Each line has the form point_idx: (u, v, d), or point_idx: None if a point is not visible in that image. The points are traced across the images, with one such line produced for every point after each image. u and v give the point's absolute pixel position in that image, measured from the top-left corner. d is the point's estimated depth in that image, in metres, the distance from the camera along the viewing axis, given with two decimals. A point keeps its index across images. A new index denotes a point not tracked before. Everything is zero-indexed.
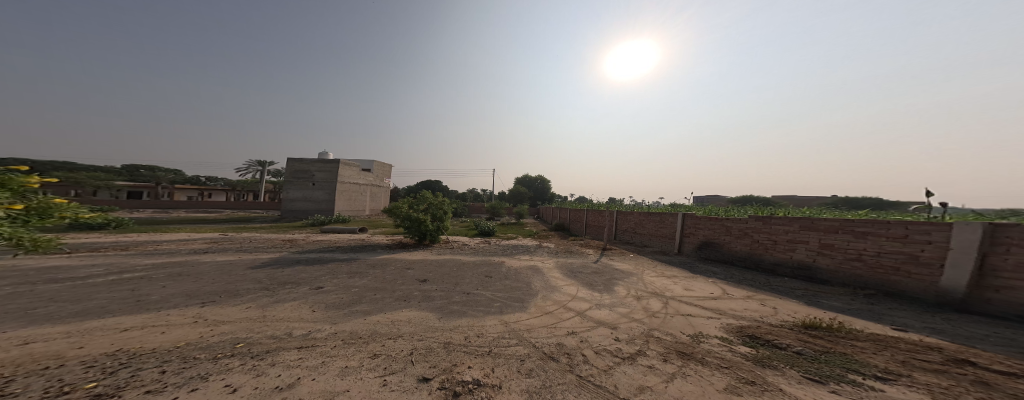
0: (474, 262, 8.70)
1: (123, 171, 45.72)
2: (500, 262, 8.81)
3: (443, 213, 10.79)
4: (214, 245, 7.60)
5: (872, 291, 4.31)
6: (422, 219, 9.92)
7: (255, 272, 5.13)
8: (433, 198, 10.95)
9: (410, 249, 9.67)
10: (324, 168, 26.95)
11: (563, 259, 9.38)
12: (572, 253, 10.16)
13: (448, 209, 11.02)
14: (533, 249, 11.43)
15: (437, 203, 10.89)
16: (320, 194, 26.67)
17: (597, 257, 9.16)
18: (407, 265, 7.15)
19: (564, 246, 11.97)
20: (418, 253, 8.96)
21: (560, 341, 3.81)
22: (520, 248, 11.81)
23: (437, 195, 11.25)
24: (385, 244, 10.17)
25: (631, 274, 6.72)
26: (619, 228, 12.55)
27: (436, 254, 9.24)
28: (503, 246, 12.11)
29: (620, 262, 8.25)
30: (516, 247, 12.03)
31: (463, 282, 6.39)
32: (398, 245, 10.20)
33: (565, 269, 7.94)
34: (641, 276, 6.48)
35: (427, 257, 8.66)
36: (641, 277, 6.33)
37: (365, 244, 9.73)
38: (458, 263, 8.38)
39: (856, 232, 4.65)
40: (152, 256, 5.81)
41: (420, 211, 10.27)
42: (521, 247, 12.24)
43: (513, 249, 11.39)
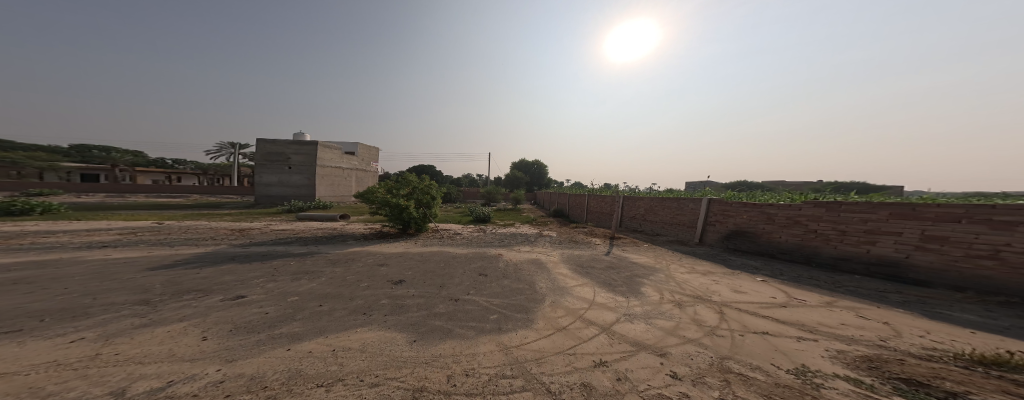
0: (465, 255, 7.39)
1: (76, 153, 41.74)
2: (495, 255, 7.51)
3: (429, 199, 9.27)
4: (128, 237, 5.96)
5: (1013, 298, 3.17)
6: (404, 206, 8.33)
7: (149, 275, 3.63)
8: (416, 181, 9.37)
9: (390, 240, 8.24)
10: (301, 151, 24.77)
11: (568, 250, 8.16)
12: (577, 244, 8.94)
13: (434, 194, 9.54)
14: (531, 239, 10.16)
15: (421, 187, 9.36)
16: (298, 179, 24.59)
17: (606, 248, 7.99)
18: (381, 261, 5.76)
19: (566, 235, 10.75)
20: (398, 246, 7.55)
21: (587, 381, 2.56)
22: (517, 237, 10.51)
23: (421, 178, 9.67)
24: (360, 233, 8.70)
25: (656, 270, 5.52)
26: (626, 215, 11.45)
27: (420, 246, 7.85)
28: (497, 234, 10.80)
29: (635, 254, 7.08)
30: (512, 236, 10.74)
31: (451, 284, 5.06)
32: (376, 234, 8.74)
33: (573, 264, 6.75)
34: (669, 272, 5.31)
35: (408, 249, 7.25)
36: (671, 274, 5.14)
37: (334, 234, 8.23)
38: (445, 256, 7.02)
39: (993, 222, 3.50)
40: (9, 255, 4.19)
41: (402, 196, 8.79)
42: (518, 235, 10.94)
43: (509, 239, 10.12)
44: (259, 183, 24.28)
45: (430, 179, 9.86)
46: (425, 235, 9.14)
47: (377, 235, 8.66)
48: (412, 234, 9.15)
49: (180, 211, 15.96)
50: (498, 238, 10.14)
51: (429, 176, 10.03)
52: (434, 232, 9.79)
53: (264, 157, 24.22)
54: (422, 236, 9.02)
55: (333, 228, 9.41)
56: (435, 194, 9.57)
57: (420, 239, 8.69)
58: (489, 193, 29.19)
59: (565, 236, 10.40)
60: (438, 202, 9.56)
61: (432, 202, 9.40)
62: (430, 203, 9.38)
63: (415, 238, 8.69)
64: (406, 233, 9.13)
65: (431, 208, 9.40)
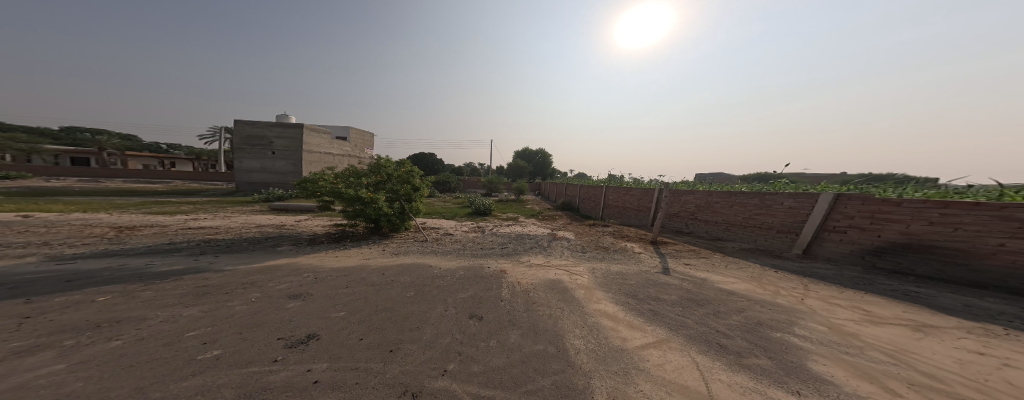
0: (454, 275, 4.96)
1: (61, 136, 40.14)
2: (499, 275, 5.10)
3: (406, 191, 6.73)
4: None
5: None
6: (369, 199, 5.72)
7: None
8: (387, 168, 6.81)
9: (349, 244, 5.79)
10: (285, 135, 22.47)
11: (602, 266, 5.66)
12: (611, 253, 6.44)
13: (414, 183, 7.02)
14: (546, 245, 7.71)
15: (396, 174, 6.84)
16: (282, 165, 22.43)
17: (661, 264, 5.47)
18: (301, 289, 3.36)
19: (590, 238, 8.26)
20: (355, 254, 5.12)
21: None
22: (526, 241, 8.05)
23: (395, 163, 7.10)
24: (313, 232, 6.32)
25: (798, 319, 2.97)
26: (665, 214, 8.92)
27: (390, 256, 5.41)
28: (500, 237, 8.35)
29: (716, 275, 4.56)
30: (520, 239, 8.28)
31: (408, 356, 2.64)
32: (334, 233, 6.33)
33: (619, 293, 4.29)
34: (839, 327, 2.73)
35: (367, 262, 4.80)
36: (854, 333, 2.57)
37: (271, 233, 5.83)
38: (421, 279, 4.59)
39: None
40: None
41: (368, 184, 6.34)
42: (527, 238, 8.48)
43: (516, 243, 7.68)
44: (240, 169, 22.09)
45: (408, 165, 7.34)
46: (403, 238, 6.74)
47: (334, 235, 6.21)
48: (383, 236, 6.65)
49: (135, 200, 13.77)
50: (502, 243, 7.67)
51: (406, 161, 7.49)
52: (417, 233, 7.36)
53: (245, 140, 21.90)
54: (398, 239, 6.60)
55: (282, 224, 7.04)
56: (416, 184, 7.08)
57: (395, 243, 6.30)
58: (490, 181, 27.29)
59: (590, 240, 7.92)
60: (420, 193, 7.08)
61: (412, 194, 6.88)
62: (409, 197, 6.86)
63: (389, 242, 6.29)
64: (375, 235, 6.63)
65: (410, 203, 6.93)
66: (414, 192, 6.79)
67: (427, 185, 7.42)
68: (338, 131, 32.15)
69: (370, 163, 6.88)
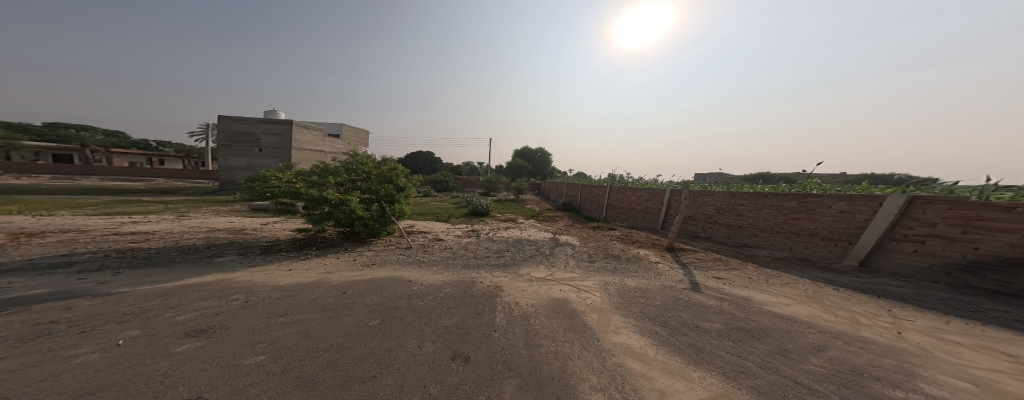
0: (433, 297, 3.99)
1: (46, 133, 38.91)
2: (493, 293, 4.28)
3: (387, 191, 5.83)
4: None
5: None
6: (342, 201, 4.77)
7: None
8: (365, 164, 5.87)
9: (313, 252, 4.83)
10: (272, 131, 21.42)
11: (615, 281, 4.69)
12: (624, 264, 5.49)
13: (398, 182, 6.16)
14: (547, 253, 6.74)
15: (375, 172, 5.94)
16: (270, 162, 21.40)
17: (686, 277, 4.50)
18: (198, 324, 2.37)
19: (597, 243, 7.32)
20: (313, 268, 4.15)
21: None
22: (524, 248, 7.08)
23: (374, 159, 6.17)
24: (273, 237, 5.34)
25: (915, 369, 1.99)
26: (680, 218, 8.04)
27: (357, 268, 4.42)
28: (496, 243, 7.38)
29: (761, 293, 3.56)
30: (518, 245, 7.31)
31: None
32: (300, 239, 5.38)
33: (642, 323, 3.33)
34: (995, 389, 1.76)
35: (326, 279, 3.85)
36: None
37: (216, 238, 4.84)
38: (392, 300, 3.66)
39: None
40: None
41: (340, 182, 5.40)
42: (526, 244, 7.51)
43: (512, 251, 6.72)
44: (224, 167, 21.03)
45: (390, 162, 6.43)
46: (380, 244, 5.76)
47: (298, 242, 5.23)
48: (358, 242, 5.68)
49: (103, 199, 12.71)
50: (497, 250, 6.70)
51: (387, 157, 6.57)
52: (398, 238, 6.36)
53: (229, 137, 20.72)
54: (374, 246, 5.62)
55: (242, 226, 6.06)
56: (400, 183, 6.22)
57: (369, 251, 5.31)
58: (489, 180, 26.58)
59: (597, 247, 6.97)
60: (403, 194, 6.22)
61: (394, 195, 6.00)
62: (391, 198, 5.97)
63: (362, 250, 5.31)
64: (348, 241, 5.65)
65: (392, 205, 6.05)
66: (397, 193, 5.92)
67: (412, 185, 6.59)
68: (331, 128, 31.04)
69: (344, 158, 5.89)
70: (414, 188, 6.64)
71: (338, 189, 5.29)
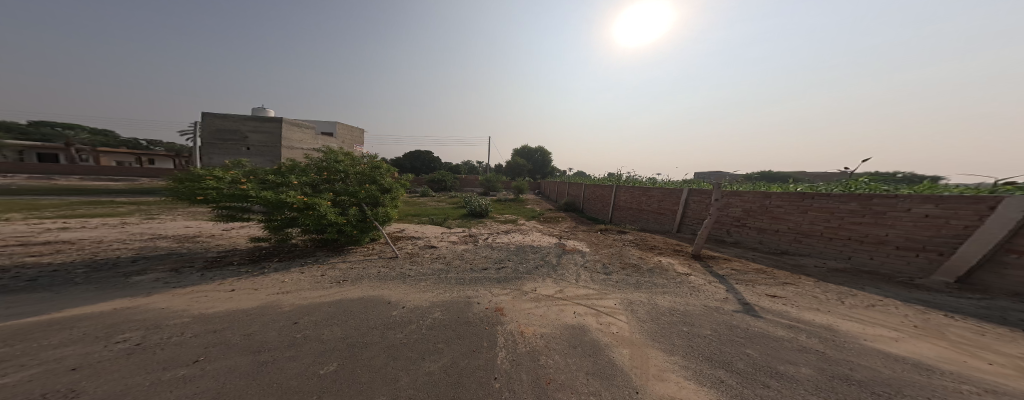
0: (412, 329, 3.08)
1: (32, 132, 37.82)
2: (492, 322, 3.45)
3: (370, 191, 5.00)
4: None
5: None
6: (315, 203, 3.90)
7: None
8: (342, 160, 5.01)
9: (272, 264, 3.91)
10: (262, 128, 20.48)
11: (643, 302, 3.78)
12: (649, 277, 4.58)
13: (383, 182, 5.36)
14: (555, 264, 5.82)
15: (355, 169, 5.09)
16: (258, 161, 20.44)
17: (732, 296, 3.60)
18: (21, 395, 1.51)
19: (611, 250, 6.43)
20: (263, 287, 3.20)
21: None
22: (529, 258, 6.16)
23: (352, 155, 5.30)
24: (228, 245, 4.41)
25: None
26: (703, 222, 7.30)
27: (320, 289, 3.47)
28: (495, 251, 6.46)
29: (848, 320, 2.65)
30: (521, 254, 6.38)
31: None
32: (262, 248, 4.45)
33: (693, 365, 2.45)
34: None
35: (277, 303, 2.92)
36: None
37: (151, 248, 3.93)
38: (359, 334, 2.76)
39: None
40: None
41: (309, 183, 4.49)
42: (530, 252, 6.59)
43: (515, 262, 5.80)
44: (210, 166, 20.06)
45: (371, 159, 5.60)
46: (358, 255, 4.82)
47: (258, 251, 4.28)
48: (330, 253, 4.74)
49: (72, 199, 11.80)
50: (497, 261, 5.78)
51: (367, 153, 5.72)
52: (380, 247, 5.42)
53: (214, 134, 19.67)
54: (349, 258, 4.68)
55: (198, 232, 5.13)
56: (385, 182, 5.42)
57: (341, 264, 4.37)
58: (488, 180, 25.69)
59: (612, 255, 6.06)
60: (388, 195, 5.42)
61: (378, 196, 5.17)
62: (375, 199, 5.14)
63: (335, 263, 4.39)
64: (319, 251, 4.72)
65: (374, 209, 5.21)
66: (380, 194, 5.10)
67: (399, 185, 5.82)
68: (325, 126, 30.17)
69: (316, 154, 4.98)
70: (400, 190, 5.86)
71: (306, 192, 4.32)
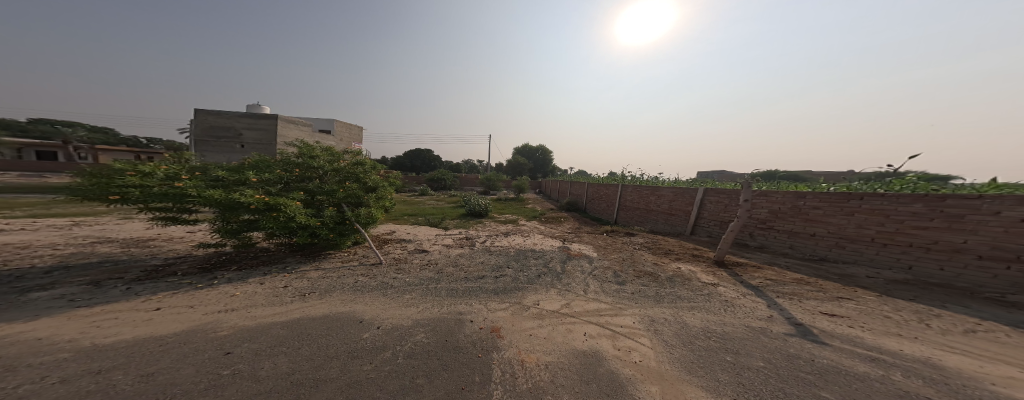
0: (386, 358, 2.46)
1: (29, 129, 37.51)
2: (488, 349, 2.83)
3: (350, 190, 4.45)
4: None
5: None
6: (281, 202, 3.34)
7: None
8: (318, 154, 4.44)
9: (227, 274, 3.31)
10: (256, 125, 19.93)
11: (668, 320, 3.14)
12: (670, 288, 3.93)
13: (365, 179, 4.82)
14: (560, 272, 5.19)
15: (333, 165, 4.53)
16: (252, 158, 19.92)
17: (778, 314, 2.94)
18: None
19: (621, 255, 5.79)
20: (203, 303, 2.58)
21: None
22: (530, 265, 5.53)
23: (330, 150, 4.73)
24: (181, 251, 3.80)
25: None
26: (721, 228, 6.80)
27: (277, 304, 2.86)
28: (493, 256, 5.84)
29: (952, 354, 2.01)
30: (521, 260, 5.76)
31: None
32: (220, 255, 3.84)
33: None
34: None
35: (212, 323, 2.29)
36: None
37: (83, 258, 3.31)
38: (312, 366, 2.13)
39: None
40: None
41: (276, 179, 3.87)
42: (532, 258, 5.96)
43: (514, 270, 5.18)
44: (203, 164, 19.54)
45: (353, 154, 5.04)
46: (333, 263, 4.22)
47: (214, 259, 3.67)
48: (303, 260, 4.16)
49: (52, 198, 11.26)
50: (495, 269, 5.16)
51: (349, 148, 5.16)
52: (361, 253, 4.81)
53: (206, 131, 19.08)
54: (323, 265, 4.08)
55: (154, 236, 4.52)
56: (368, 180, 4.88)
57: (312, 273, 3.76)
58: (488, 179, 25.07)
59: (623, 261, 5.43)
60: (371, 194, 4.87)
61: (360, 195, 4.62)
62: (356, 199, 4.58)
63: (305, 271, 3.79)
64: (290, 258, 4.14)
65: (355, 210, 4.65)
66: (361, 193, 4.54)
67: (384, 184, 5.27)
68: (322, 124, 29.63)
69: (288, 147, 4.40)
70: (386, 189, 5.31)
71: (272, 189, 3.73)
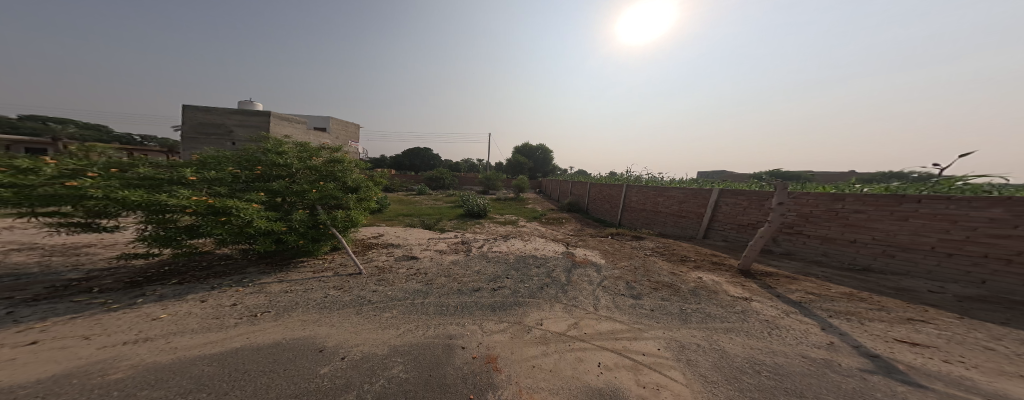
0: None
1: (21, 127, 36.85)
2: (482, 388, 2.25)
3: (323, 190, 3.92)
4: None
5: None
6: (230, 204, 2.81)
7: None
8: (286, 150, 3.90)
9: (160, 290, 2.76)
10: (246, 123, 19.09)
11: (702, 347, 2.56)
12: (696, 305, 3.35)
13: (342, 178, 4.29)
14: (565, 285, 4.63)
15: (304, 162, 4.00)
16: None
17: (841, 341, 2.25)
18: None
19: (631, 263, 5.22)
20: (108, 332, 2.04)
21: None
22: (531, 276, 4.95)
23: (303, 145, 4.20)
24: (113, 262, 3.21)
25: None
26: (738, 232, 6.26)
27: (209, 331, 2.31)
28: (490, 265, 5.26)
29: None
30: (520, 269, 5.18)
31: None
32: (162, 266, 3.28)
33: None
34: None
35: (101, 363, 1.72)
36: None
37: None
38: None
39: None
40: None
41: (225, 178, 3.17)
42: (532, 266, 5.38)
43: (514, 281, 4.61)
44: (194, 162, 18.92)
45: (329, 151, 4.51)
46: (301, 274, 3.71)
47: (151, 271, 3.11)
48: (265, 270, 3.64)
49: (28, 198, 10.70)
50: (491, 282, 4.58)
51: (325, 144, 4.63)
52: (334, 261, 4.29)
53: (194, 128, 18.25)
54: (288, 277, 3.59)
55: (92, 245, 3.88)
56: (346, 179, 4.36)
57: (272, 286, 3.29)
58: (487, 179, 24.50)
59: (634, 270, 4.85)
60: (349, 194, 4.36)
61: (335, 196, 4.09)
62: (331, 200, 4.06)
63: (265, 284, 3.31)
64: (250, 268, 3.61)
65: (330, 213, 4.12)
66: (337, 193, 4.01)
67: (365, 184, 4.75)
68: (319, 122, 29.11)
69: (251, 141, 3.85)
70: (367, 189, 4.79)
71: (227, 188, 3.14)
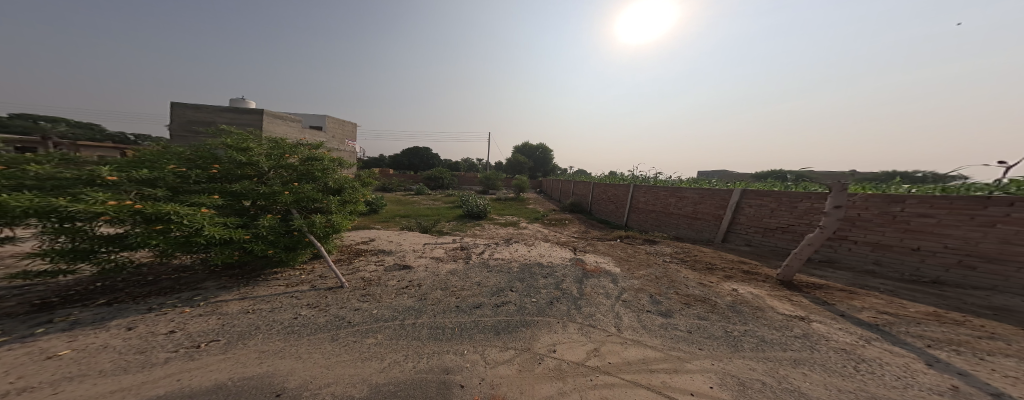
0: None
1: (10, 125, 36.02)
2: None
3: (297, 191, 3.37)
4: None
5: None
6: (167, 209, 2.26)
7: None
8: (252, 145, 3.32)
9: (75, 315, 2.17)
10: (237, 121, 18.41)
11: (770, 386, 1.97)
12: (743, 326, 2.77)
13: (321, 179, 3.75)
14: (579, 301, 4.04)
15: (275, 160, 3.43)
16: None
17: (969, 385, 1.66)
18: None
19: (651, 272, 4.64)
20: None
21: None
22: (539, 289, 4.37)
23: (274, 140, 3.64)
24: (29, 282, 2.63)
25: None
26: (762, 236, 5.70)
27: (120, 374, 1.75)
28: (492, 276, 4.67)
29: None
30: (527, 281, 4.58)
31: None
32: (93, 283, 2.71)
33: None
34: None
35: None
36: None
37: None
38: None
39: None
40: None
41: (175, 180, 2.73)
42: (540, 277, 4.80)
43: (519, 295, 4.06)
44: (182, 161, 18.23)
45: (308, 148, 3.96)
46: (268, 289, 3.13)
47: (74, 290, 2.54)
48: (225, 284, 3.04)
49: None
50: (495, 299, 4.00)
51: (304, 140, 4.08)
52: (314, 275, 3.70)
53: (182, 126, 17.52)
54: (254, 293, 2.97)
55: (20, 270, 3.18)
56: (325, 180, 3.81)
57: (228, 306, 2.65)
58: (488, 179, 23.91)
59: (657, 280, 4.26)
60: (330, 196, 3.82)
61: (313, 198, 3.54)
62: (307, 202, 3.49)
63: (220, 304, 2.66)
64: (207, 282, 3.01)
65: (307, 217, 3.57)
66: (314, 195, 3.46)
67: (350, 184, 4.20)
68: (315, 120, 28.48)
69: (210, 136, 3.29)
70: (352, 190, 4.24)
71: (165, 196, 2.56)
